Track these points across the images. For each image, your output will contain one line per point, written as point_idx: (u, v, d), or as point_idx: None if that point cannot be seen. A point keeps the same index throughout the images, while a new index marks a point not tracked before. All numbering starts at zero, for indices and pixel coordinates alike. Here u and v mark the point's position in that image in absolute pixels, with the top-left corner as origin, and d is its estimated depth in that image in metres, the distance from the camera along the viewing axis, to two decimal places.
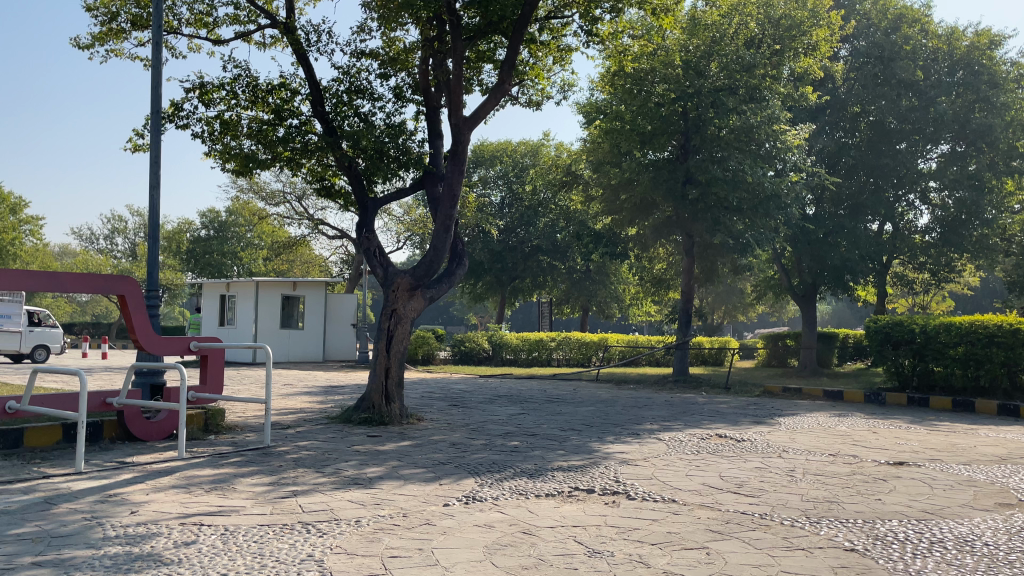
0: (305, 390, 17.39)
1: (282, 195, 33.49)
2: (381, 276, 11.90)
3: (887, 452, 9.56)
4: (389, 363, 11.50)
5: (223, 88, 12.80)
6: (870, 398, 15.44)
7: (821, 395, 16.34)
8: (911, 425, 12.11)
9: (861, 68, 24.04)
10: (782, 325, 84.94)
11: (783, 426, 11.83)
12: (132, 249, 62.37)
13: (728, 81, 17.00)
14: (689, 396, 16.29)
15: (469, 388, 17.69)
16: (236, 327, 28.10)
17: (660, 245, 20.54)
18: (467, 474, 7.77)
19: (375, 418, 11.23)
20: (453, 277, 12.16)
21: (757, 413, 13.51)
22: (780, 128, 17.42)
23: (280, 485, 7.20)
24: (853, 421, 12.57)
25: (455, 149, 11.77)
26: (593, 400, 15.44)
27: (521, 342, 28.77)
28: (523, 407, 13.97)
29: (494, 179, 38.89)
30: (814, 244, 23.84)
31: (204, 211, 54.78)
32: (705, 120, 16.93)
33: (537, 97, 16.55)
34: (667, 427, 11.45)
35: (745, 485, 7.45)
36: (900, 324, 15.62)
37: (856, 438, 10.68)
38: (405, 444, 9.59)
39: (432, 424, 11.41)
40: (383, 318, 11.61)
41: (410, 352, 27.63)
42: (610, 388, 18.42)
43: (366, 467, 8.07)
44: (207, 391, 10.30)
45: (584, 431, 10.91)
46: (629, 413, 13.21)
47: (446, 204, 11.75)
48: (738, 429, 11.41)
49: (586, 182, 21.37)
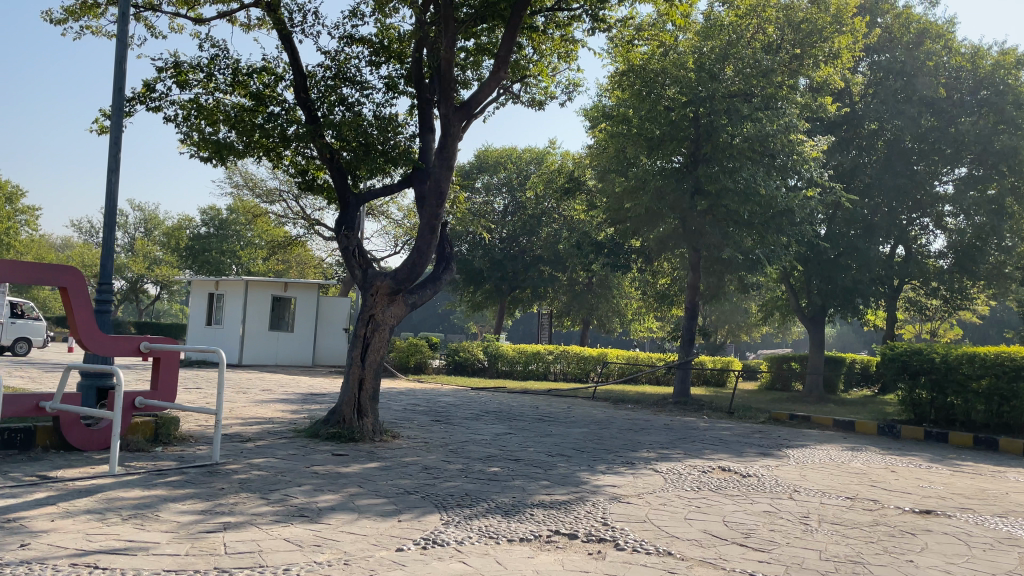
0: (282, 396, 16.40)
1: (278, 194, 32.61)
2: (360, 278, 10.92)
3: (912, 498, 8.52)
4: (363, 373, 10.51)
5: (200, 70, 11.90)
6: (884, 429, 14.42)
7: (831, 424, 15.28)
8: (932, 465, 11.06)
9: (880, 83, 22.89)
10: (788, 346, 83.86)
11: (791, 460, 10.81)
12: (132, 243, 61.49)
13: (744, 86, 16.12)
14: (690, 420, 15.27)
15: (457, 402, 16.68)
16: (223, 327, 27.12)
17: (665, 258, 19.54)
18: (432, 508, 6.77)
19: (345, 433, 10.22)
20: (438, 284, 11.18)
21: (762, 442, 12.49)
22: (798, 139, 16.45)
23: (213, 515, 6.21)
24: (868, 457, 11.53)
25: (444, 144, 10.82)
26: (587, 421, 14.43)
27: (518, 354, 27.67)
28: (510, 426, 12.95)
29: (498, 186, 37.78)
30: (825, 264, 22.87)
31: (205, 208, 53.98)
32: (718, 127, 15.97)
33: (541, 95, 15.60)
34: (665, 457, 10.44)
35: (753, 535, 6.42)
36: (918, 351, 14.62)
37: (874, 478, 9.65)
38: (370, 466, 8.59)
39: (407, 443, 10.39)
40: (360, 324, 10.64)
41: (402, 360, 26.64)
42: (607, 408, 17.39)
43: (319, 495, 7.07)
44: (156, 398, 9.33)
45: (574, 458, 9.89)
46: (624, 438, 12.19)
47: (432, 201, 10.76)
48: (742, 461, 10.37)
49: (589, 191, 20.41)
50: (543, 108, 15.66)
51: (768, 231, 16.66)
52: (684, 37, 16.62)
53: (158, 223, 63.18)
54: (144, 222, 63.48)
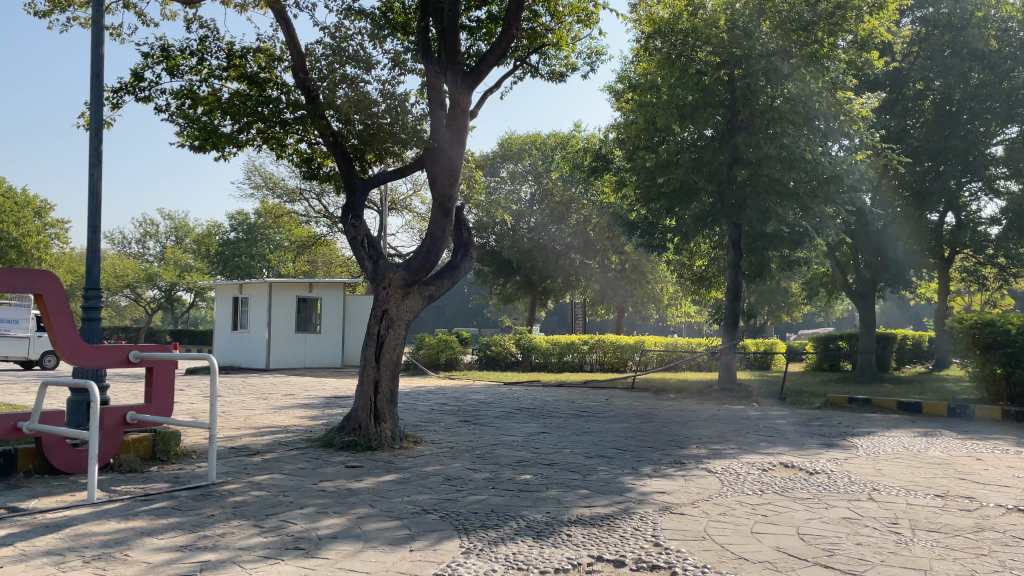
0: (303, 401, 15.56)
1: (301, 193, 31.71)
2: (370, 270, 9.93)
3: (1011, 493, 7.30)
4: (378, 375, 9.53)
5: (192, 56, 11.05)
6: (955, 410, 13.11)
7: (895, 407, 14.01)
8: (1021, 450, 9.79)
9: (927, 39, 21.48)
10: (831, 325, 81.76)
11: (860, 451, 9.63)
12: (163, 252, 61.50)
13: (782, 43, 14.84)
14: (740, 409, 14.13)
15: (489, 400, 15.69)
16: (249, 331, 26.43)
17: (703, 237, 18.33)
18: (452, 532, 5.76)
19: (361, 442, 9.27)
20: (457, 272, 10.20)
21: (823, 431, 11.32)
22: (846, 98, 15.24)
23: (192, 551, 5.27)
24: (946, 444, 10.29)
25: (454, 115, 9.77)
26: (628, 414, 13.37)
27: (552, 345, 26.55)
28: (544, 425, 11.91)
29: (524, 173, 36.57)
30: (873, 235, 21.45)
31: (232, 213, 53.73)
32: (756, 89, 14.83)
33: (562, 66, 14.47)
34: (718, 454, 9.32)
35: (838, 552, 5.32)
36: (990, 324, 13.20)
37: (961, 469, 8.44)
38: (385, 479, 7.60)
39: (430, 450, 9.42)
40: (372, 321, 9.66)
41: (431, 357, 25.72)
42: (649, 399, 16.29)
43: (323, 520, 6.12)
44: (153, 412, 8.46)
45: (615, 460, 8.81)
46: (671, 432, 11.10)
47: (444, 180, 9.75)
48: (806, 456, 9.21)
49: (617, 169, 19.24)
50: (565, 80, 14.55)
51: (814, 199, 15.54)
52: None
53: (188, 230, 63.04)
54: (174, 230, 63.34)
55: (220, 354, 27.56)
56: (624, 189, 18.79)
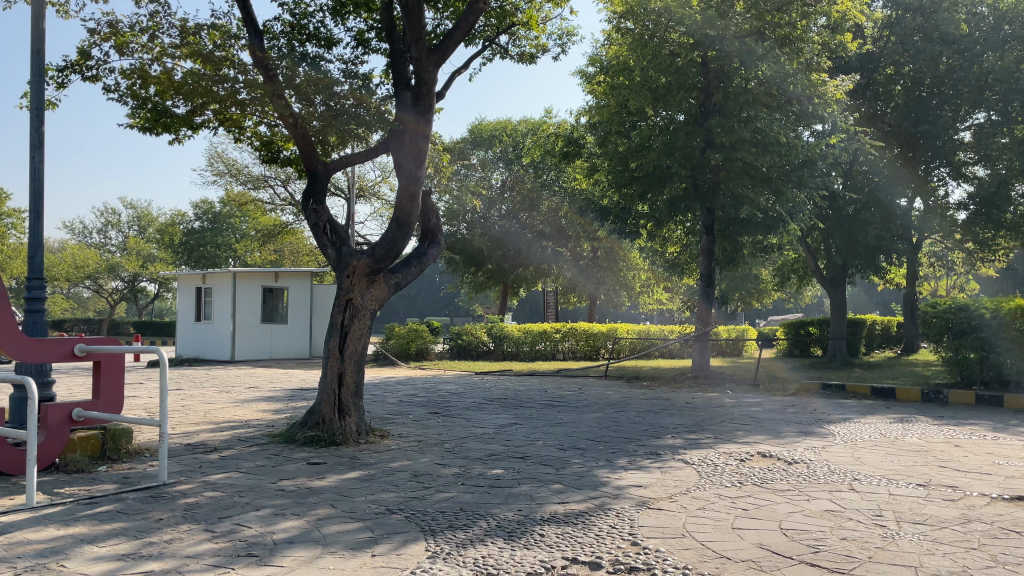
0: (268, 394, 15.09)
1: (266, 180, 31.02)
2: (333, 257, 9.50)
3: (994, 480, 7.12)
4: (343, 367, 9.14)
5: (143, 33, 10.54)
6: (929, 395, 13.03)
7: (869, 393, 13.90)
8: (998, 435, 9.66)
9: (897, 24, 21.18)
10: (799, 312, 82.61)
11: (838, 439, 9.44)
12: (126, 242, 60.11)
13: (756, 24, 14.59)
14: (713, 396, 13.94)
15: (459, 390, 15.34)
16: (213, 322, 25.80)
17: (676, 223, 18.08)
18: (417, 534, 5.41)
19: (325, 437, 8.88)
20: (424, 259, 9.81)
21: (799, 418, 11.13)
22: (820, 80, 15.11)
23: (134, 561, 4.87)
24: (922, 430, 10.16)
25: (420, 95, 9.32)
26: (601, 403, 13.10)
27: (524, 334, 26.27)
28: (516, 416, 11.58)
29: (494, 160, 36.14)
30: (845, 221, 21.29)
31: (197, 202, 52.59)
32: (730, 71, 14.59)
33: (532, 47, 14.11)
34: (694, 444, 9.07)
35: (824, 549, 5.06)
36: (964, 308, 13.13)
37: (941, 456, 8.27)
38: (349, 477, 7.23)
39: (397, 444, 9.05)
40: (336, 310, 9.25)
41: (401, 348, 25.30)
42: (622, 387, 16.06)
43: (280, 523, 5.74)
44: (102, 409, 8.00)
45: (590, 452, 8.51)
46: (645, 422, 10.84)
47: (410, 162, 9.31)
48: (783, 445, 8.99)
49: (588, 154, 18.93)
50: (536, 61, 14.20)
51: (788, 183, 15.41)
52: None
53: (151, 220, 61.66)
54: (137, 220, 61.95)
55: (184, 345, 26.88)
56: (595, 174, 18.48)
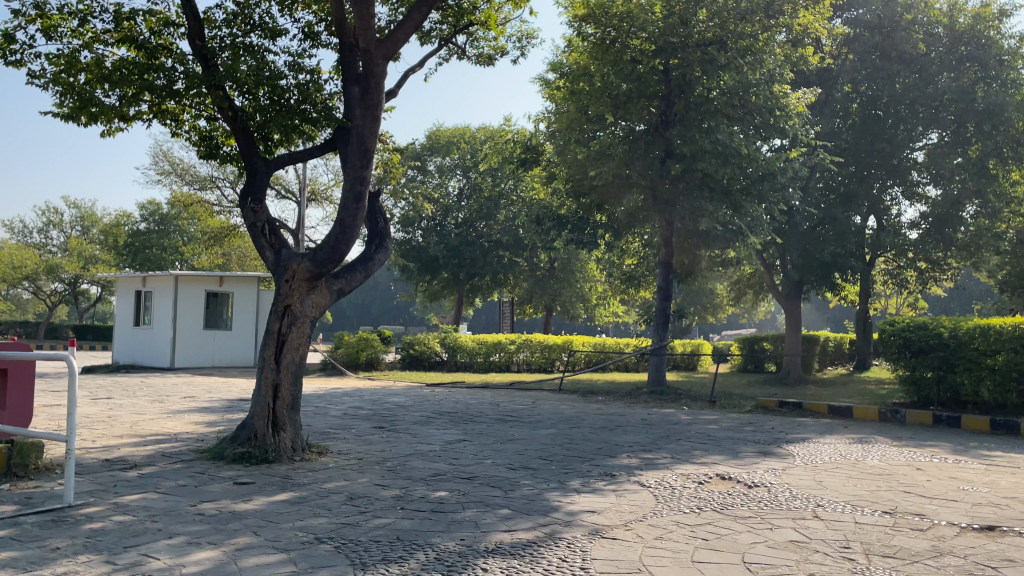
0: (204, 404, 14.28)
1: (214, 181, 30.00)
2: (272, 260, 8.88)
3: (961, 508, 6.81)
4: (278, 378, 8.53)
5: (75, 17, 9.86)
6: (886, 414, 12.85)
7: (826, 411, 13.68)
8: (959, 458, 9.43)
9: (855, 41, 21.39)
10: (752, 327, 83.57)
11: (798, 461, 9.10)
12: (67, 242, 57.89)
13: (719, 33, 14.36)
14: (669, 413, 13.57)
15: (407, 403, 14.73)
16: (153, 328, 24.74)
17: (633, 234, 17.77)
18: (347, 568, 4.85)
19: (256, 454, 8.26)
20: (370, 265, 9.23)
21: (757, 437, 10.81)
22: (781, 92, 14.99)
23: None
24: (882, 451, 9.89)
25: (367, 88, 8.55)
26: (555, 419, 12.62)
27: (478, 344, 25.72)
28: (465, 431, 11.04)
29: (452, 167, 35.54)
30: (802, 237, 21.27)
31: (143, 203, 50.77)
32: (691, 80, 14.33)
33: (491, 49, 13.66)
34: (651, 464, 8.65)
35: None
36: (923, 327, 13.01)
37: (904, 481, 7.96)
38: (278, 500, 6.62)
39: (335, 462, 8.45)
40: (273, 318, 8.64)
41: (352, 356, 24.59)
42: (576, 402, 15.60)
43: (193, 554, 5.12)
44: (5, 421, 7.25)
45: (541, 473, 8.02)
46: (599, 439, 10.40)
47: (355, 162, 8.61)
48: (742, 466, 8.62)
49: (546, 162, 18.51)
50: (494, 63, 13.75)
51: (748, 197, 15.22)
52: None
53: (95, 220, 59.51)
54: (80, 220, 59.74)
55: (121, 351, 25.74)
56: (553, 182, 18.04)
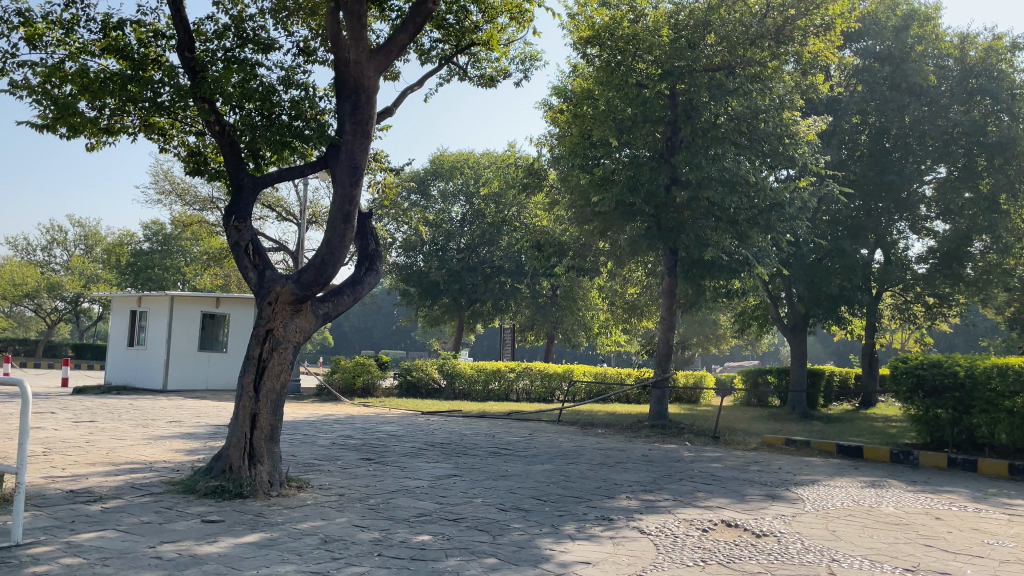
0: (189, 430, 13.75)
1: (214, 202, 29.65)
2: (254, 282, 8.41)
3: (989, 566, 6.25)
4: (257, 407, 8.03)
5: (61, 26, 9.51)
6: (898, 456, 12.29)
7: (835, 451, 13.12)
8: (980, 507, 8.87)
9: (865, 71, 21.01)
10: (755, 358, 82.80)
11: (808, 506, 8.55)
12: (69, 261, 57.64)
13: (728, 57, 14.07)
14: (672, 449, 13.01)
15: (400, 432, 14.19)
16: (147, 349, 24.25)
17: (637, 262, 17.31)
18: None
19: (230, 488, 7.73)
20: (359, 288, 8.77)
21: (764, 478, 10.26)
22: (792, 119, 14.57)
23: None
24: (897, 497, 9.33)
25: (358, 102, 8.09)
26: (552, 453, 12.08)
27: (477, 372, 25.14)
28: (456, 465, 10.50)
29: (455, 193, 35.15)
30: (809, 269, 20.76)
31: (148, 222, 50.45)
32: (699, 105, 13.93)
33: (493, 70, 13.30)
34: (652, 507, 8.10)
35: None
36: (937, 365, 12.50)
37: (923, 532, 7.41)
38: (245, 541, 6.09)
39: (314, 498, 7.91)
40: (254, 342, 8.16)
41: (348, 382, 24.03)
42: (575, 435, 15.04)
43: None
44: None
45: (533, 515, 7.47)
46: (598, 478, 9.85)
47: (344, 179, 8.13)
48: (749, 511, 8.07)
49: (549, 187, 18.13)
50: (496, 85, 13.39)
51: (755, 227, 14.83)
52: (662, 4, 14.43)
53: (99, 239, 59.33)
54: (84, 238, 59.58)
55: (114, 372, 25.22)
56: (555, 208, 17.62)
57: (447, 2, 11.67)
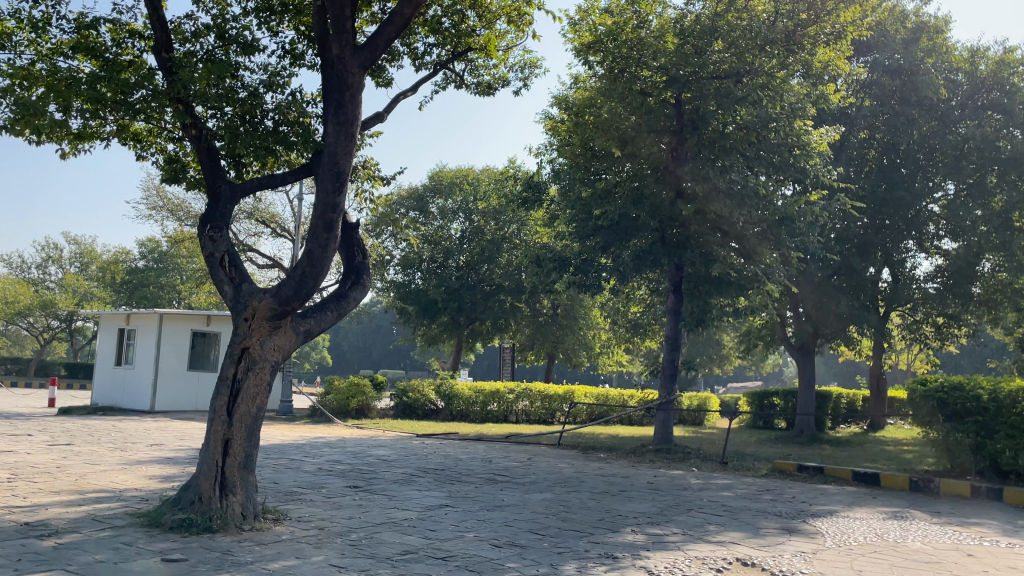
0: (168, 455, 13.06)
1: None
2: (230, 296, 7.80)
3: None
4: (229, 433, 7.38)
5: (32, 26, 8.97)
6: (917, 484, 11.62)
7: (850, 478, 12.44)
8: (1014, 542, 8.19)
9: (874, 84, 20.47)
10: (758, 379, 82.05)
11: (829, 541, 7.87)
12: (63, 279, 57.02)
13: (736, 63, 13.49)
14: (678, 476, 12.32)
15: (392, 457, 13.51)
16: (135, 368, 23.58)
17: (640, 278, 16.73)
18: None
19: (198, 522, 7.06)
20: (344, 305, 8.16)
21: (778, 509, 9.58)
22: (803, 128, 14.01)
23: None
24: (922, 530, 8.66)
25: (341, 100, 7.54)
26: (551, 480, 11.40)
27: (475, 393, 24.45)
28: (449, 494, 9.81)
29: (455, 210, 34.49)
30: (816, 287, 20.06)
31: (143, 240, 49.87)
32: (706, 114, 13.41)
33: (491, 77, 12.76)
34: (660, 543, 7.43)
35: None
36: (958, 387, 11.84)
37: (959, 573, 6.73)
38: None
39: (291, 533, 7.23)
40: (228, 362, 7.52)
41: (342, 404, 23.31)
42: (576, 460, 14.36)
43: None
44: None
45: (530, 553, 6.78)
46: (600, 508, 9.17)
47: (327, 184, 7.54)
48: (765, 547, 7.42)
49: (549, 201, 17.54)
50: (494, 93, 12.84)
51: (762, 243, 14.27)
52: (666, 10, 13.94)
53: (95, 257, 58.76)
54: (79, 256, 59.02)
55: (101, 392, 24.53)
56: (556, 223, 17.01)
57: (443, 5, 11.15)
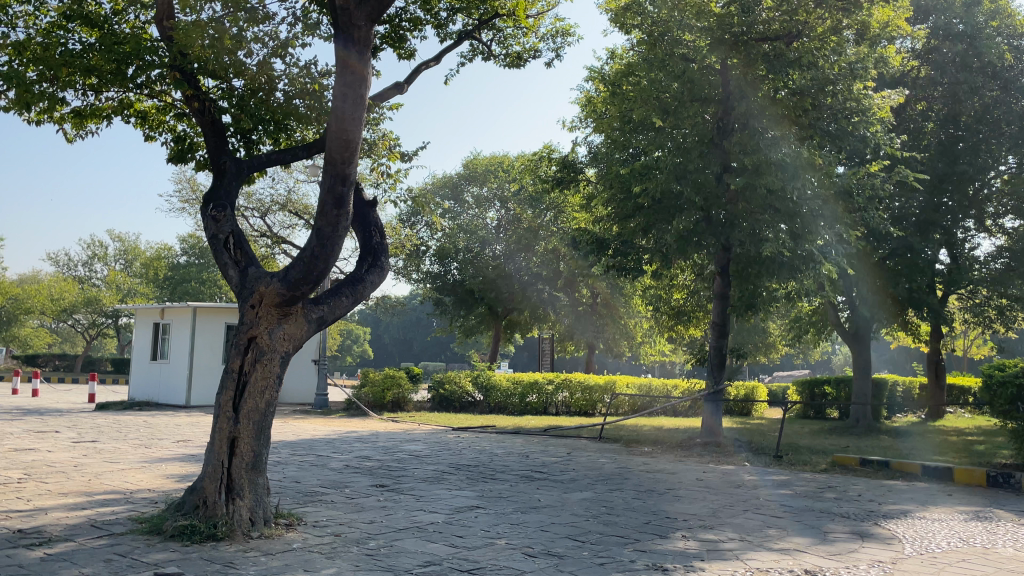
0: (191, 451, 12.51)
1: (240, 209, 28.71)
2: (236, 281, 7.14)
3: None
4: (235, 430, 6.72)
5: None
6: (997, 479, 10.55)
7: (919, 471, 11.40)
8: None
9: (933, 53, 19.13)
10: (804, 368, 80.01)
11: (908, 548, 6.94)
12: (109, 276, 57.63)
13: (786, 24, 12.77)
14: (729, 472, 11.40)
15: (424, 453, 12.81)
16: (170, 363, 23.31)
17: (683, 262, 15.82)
18: None
19: (201, 529, 6.43)
20: (361, 288, 7.45)
21: (845, 509, 8.64)
22: (860, 92, 13.00)
23: None
24: (1012, 534, 7.67)
25: (347, 58, 6.77)
26: (592, 477, 10.58)
27: (514, 385, 23.71)
28: (481, 493, 9.07)
29: (490, 198, 33.63)
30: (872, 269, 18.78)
31: (184, 236, 50.01)
32: (757, 79, 12.75)
33: (520, 48, 11.92)
34: (716, 550, 6.57)
35: None
36: None
37: None
38: None
39: (303, 541, 6.55)
40: (234, 353, 6.85)
41: (378, 397, 22.78)
42: (619, 454, 13.51)
43: None
44: None
45: (568, 565, 5.99)
46: (646, 509, 8.33)
47: (336, 154, 6.83)
48: (837, 556, 6.53)
49: (585, 181, 16.68)
50: (523, 65, 12.01)
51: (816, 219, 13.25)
52: None
53: (139, 254, 59.40)
54: (124, 253, 59.66)
55: (138, 387, 24.33)
56: (593, 205, 16.13)
57: None
